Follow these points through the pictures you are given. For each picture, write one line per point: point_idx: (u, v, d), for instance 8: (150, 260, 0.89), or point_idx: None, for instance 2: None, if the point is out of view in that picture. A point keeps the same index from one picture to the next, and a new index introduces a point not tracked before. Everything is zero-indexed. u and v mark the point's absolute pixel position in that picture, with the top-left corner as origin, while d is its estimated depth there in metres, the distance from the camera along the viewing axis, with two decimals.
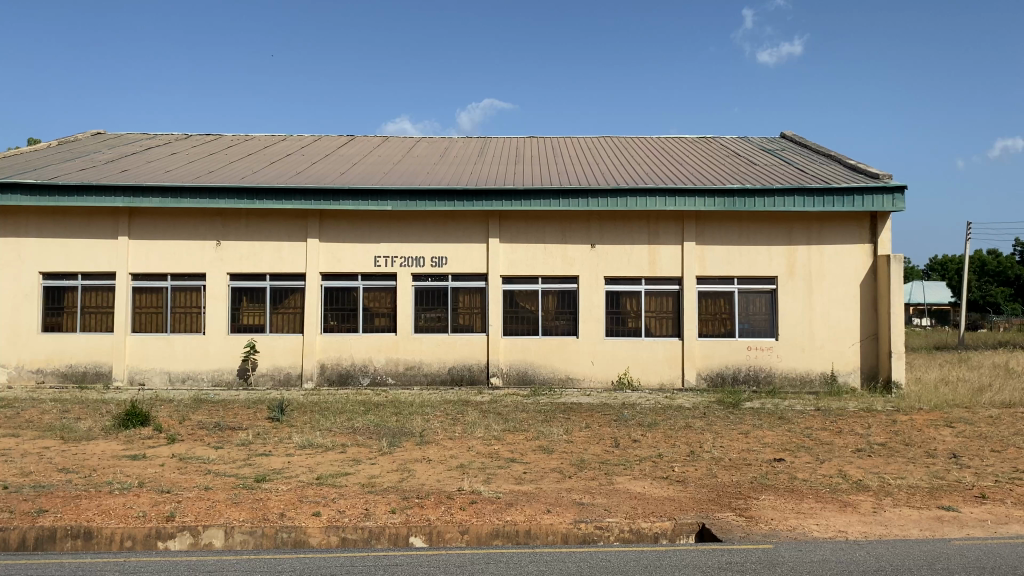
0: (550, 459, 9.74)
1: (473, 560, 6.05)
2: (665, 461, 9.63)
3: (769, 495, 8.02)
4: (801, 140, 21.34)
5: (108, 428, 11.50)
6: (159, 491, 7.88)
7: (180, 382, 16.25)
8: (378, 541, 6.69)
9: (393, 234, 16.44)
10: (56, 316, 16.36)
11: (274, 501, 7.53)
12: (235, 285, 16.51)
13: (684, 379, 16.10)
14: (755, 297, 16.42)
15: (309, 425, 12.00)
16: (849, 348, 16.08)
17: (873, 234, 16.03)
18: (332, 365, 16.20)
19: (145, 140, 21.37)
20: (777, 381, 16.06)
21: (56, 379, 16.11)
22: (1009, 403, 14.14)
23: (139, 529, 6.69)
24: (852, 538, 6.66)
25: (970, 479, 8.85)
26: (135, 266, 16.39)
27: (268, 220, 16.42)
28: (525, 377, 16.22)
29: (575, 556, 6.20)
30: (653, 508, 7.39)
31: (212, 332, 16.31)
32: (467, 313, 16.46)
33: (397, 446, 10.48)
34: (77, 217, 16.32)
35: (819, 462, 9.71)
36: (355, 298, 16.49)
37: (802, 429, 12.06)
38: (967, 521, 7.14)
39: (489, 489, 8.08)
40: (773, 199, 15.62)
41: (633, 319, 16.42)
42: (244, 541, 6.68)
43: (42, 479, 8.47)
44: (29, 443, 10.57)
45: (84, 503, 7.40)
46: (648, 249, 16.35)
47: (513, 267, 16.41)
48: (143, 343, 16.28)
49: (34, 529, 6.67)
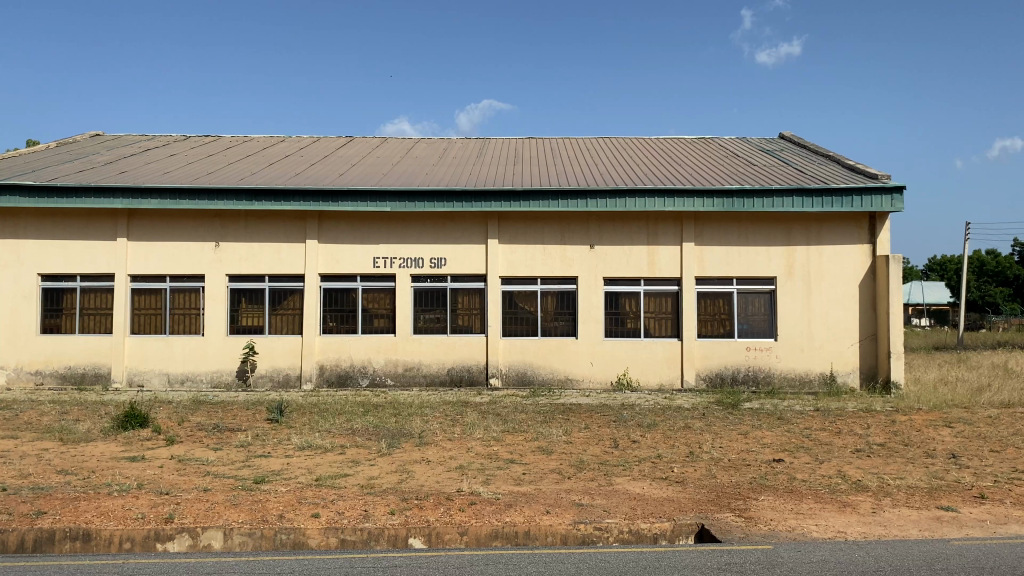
0: (549, 460, 9.73)
1: (472, 561, 6.05)
2: (665, 462, 9.63)
3: (768, 495, 8.03)
4: (800, 140, 21.35)
5: (107, 430, 11.49)
6: (158, 493, 7.87)
7: (179, 383, 16.23)
8: (377, 543, 6.68)
9: (392, 235, 16.44)
10: (55, 318, 16.35)
11: (272, 503, 7.52)
12: (234, 286, 16.50)
13: (683, 379, 16.10)
14: (754, 297, 16.42)
15: (308, 426, 11.99)
16: (848, 348, 16.09)
17: (872, 234, 16.05)
18: (331, 366, 16.19)
19: (144, 141, 21.37)
20: (776, 382, 16.06)
21: (54, 381, 16.09)
22: (1008, 403, 14.15)
23: (137, 530, 6.68)
24: (851, 538, 6.66)
25: (969, 479, 8.86)
26: (134, 268, 16.38)
27: (267, 221, 16.41)
28: (525, 378, 16.21)
29: (574, 557, 6.20)
30: (653, 509, 7.39)
31: (211, 333, 16.30)
32: (467, 314, 16.45)
33: (396, 447, 10.48)
34: (76, 219, 16.31)
35: (818, 463, 9.71)
36: (354, 299, 16.48)
37: (801, 429, 12.06)
38: (967, 522, 7.14)
39: (489, 490, 8.07)
40: (772, 199, 15.63)
41: (632, 319, 16.42)
42: (243, 543, 6.68)
43: (40, 480, 8.46)
44: (27, 445, 10.56)
45: (82, 504, 7.39)
46: (647, 250, 16.35)
47: (512, 268, 16.40)
48: (141, 344, 16.26)
49: (33, 531, 6.66)
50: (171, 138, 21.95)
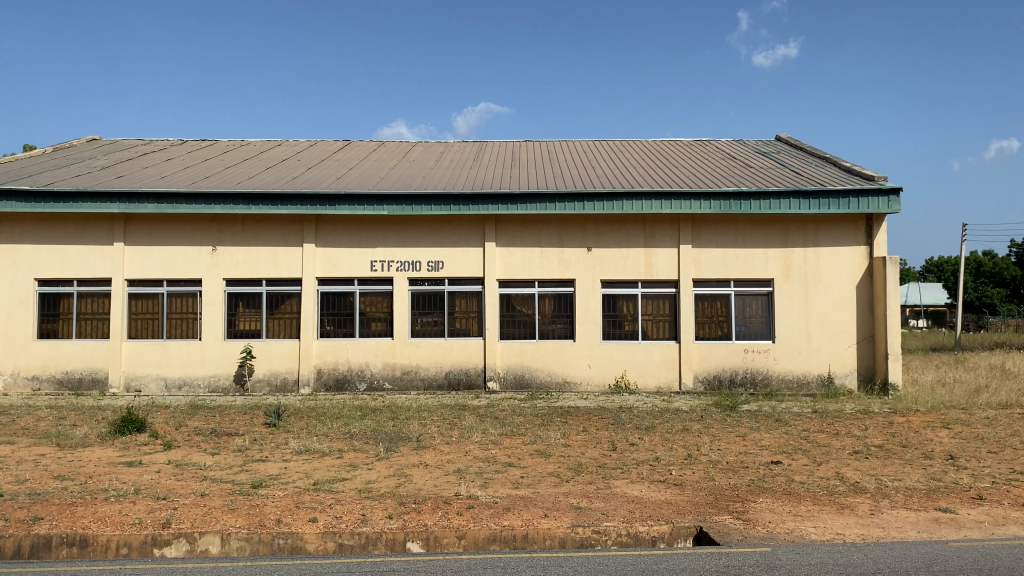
0: (548, 464, 9.72)
1: (470, 566, 6.03)
2: (663, 465, 9.63)
3: (766, 498, 8.01)
4: (796, 143, 21.38)
5: (103, 435, 11.45)
6: (155, 498, 7.85)
7: (176, 388, 16.20)
8: (374, 547, 6.66)
9: (389, 239, 16.44)
10: (51, 323, 16.31)
11: (270, 508, 7.50)
12: (230, 290, 16.47)
13: (681, 381, 16.11)
14: (751, 299, 16.43)
15: (306, 430, 11.96)
16: (845, 350, 16.10)
17: (868, 236, 16.07)
18: (329, 370, 16.18)
19: (141, 145, 21.37)
20: (774, 384, 16.07)
21: (51, 386, 16.07)
22: (1006, 404, 14.18)
23: (134, 536, 6.66)
24: (849, 540, 6.65)
25: (967, 479, 8.88)
26: (130, 272, 16.35)
27: (264, 225, 16.39)
28: (522, 381, 16.21)
29: (572, 560, 6.18)
30: (651, 512, 7.38)
31: (209, 338, 16.27)
32: (464, 317, 16.45)
33: (394, 451, 10.46)
34: (73, 223, 16.30)
35: (816, 465, 9.72)
36: (352, 303, 16.47)
37: (799, 431, 12.09)
38: (965, 523, 7.15)
39: (487, 493, 8.06)
40: (769, 201, 15.64)
41: (630, 322, 16.42)
42: (241, 548, 6.65)
43: (38, 486, 8.44)
44: (24, 451, 10.53)
45: (79, 510, 7.37)
46: (644, 252, 16.36)
47: (509, 271, 16.40)
48: (139, 349, 16.22)
49: (29, 537, 6.64)
50: (169, 142, 21.93)
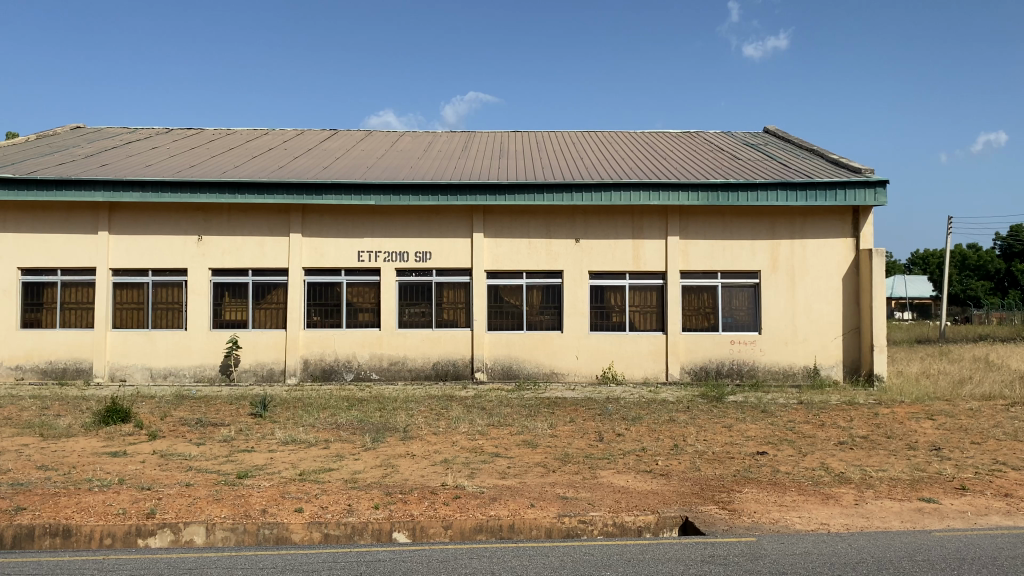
0: (535, 454, 9.73)
1: (456, 555, 6.03)
2: (649, 455, 9.66)
3: (752, 488, 8.05)
4: (783, 135, 21.46)
5: (87, 424, 11.37)
6: (139, 488, 7.79)
7: (161, 377, 16.10)
8: (360, 537, 6.64)
9: (377, 230, 16.35)
10: (35, 312, 16.15)
11: (255, 498, 7.46)
12: (217, 280, 16.37)
13: (668, 372, 16.15)
14: (738, 291, 16.49)
15: (292, 420, 11.94)
16: (831, 341, 16.20)
17: (856, 229, 16.15)
18: (316, 361, 16.11)
19: (126, 133, 21.16)
20: (760, 374, 16.16)
21: (36, 375, 15.94)
22: (989, 395, 14.29)
23: (119, 526, 6.62)
24: (834, 530, 6.70)
25: (950, 470, 8.95)
26: (116, 262, 16.19)
27: (250, 215, 16.27)
28: (509, 372, 16.22)
29: (558, 550, 6.19)
30: (637, 501, 7.41)
31: (195, 328, 16.16)
32: (452, 308, 16.42)
33: (381, 441, 10.44)
34: (56, 212, 16.09)
35: (802, 455, 9.77)
36: (338, 293, 16.41)
37: (784, 422, 12.16)
38: (948, 513, 7.21)
39: (473, 484, 8.05)
40: (755, 194, 15.67)
41: (617, 313, 16.46)
42: (225, 538, 6.61)
43: (20, 476, 8.36)
44: (7, 440, 10.44)
45: (63, 500, 7.31)
46: (632, 245, 16.37)
47: (496, 262, 16.38)
48: (123, 338, 16.11)
49: (13, 527, 6.58)
50: (155, 131, 21.65)
